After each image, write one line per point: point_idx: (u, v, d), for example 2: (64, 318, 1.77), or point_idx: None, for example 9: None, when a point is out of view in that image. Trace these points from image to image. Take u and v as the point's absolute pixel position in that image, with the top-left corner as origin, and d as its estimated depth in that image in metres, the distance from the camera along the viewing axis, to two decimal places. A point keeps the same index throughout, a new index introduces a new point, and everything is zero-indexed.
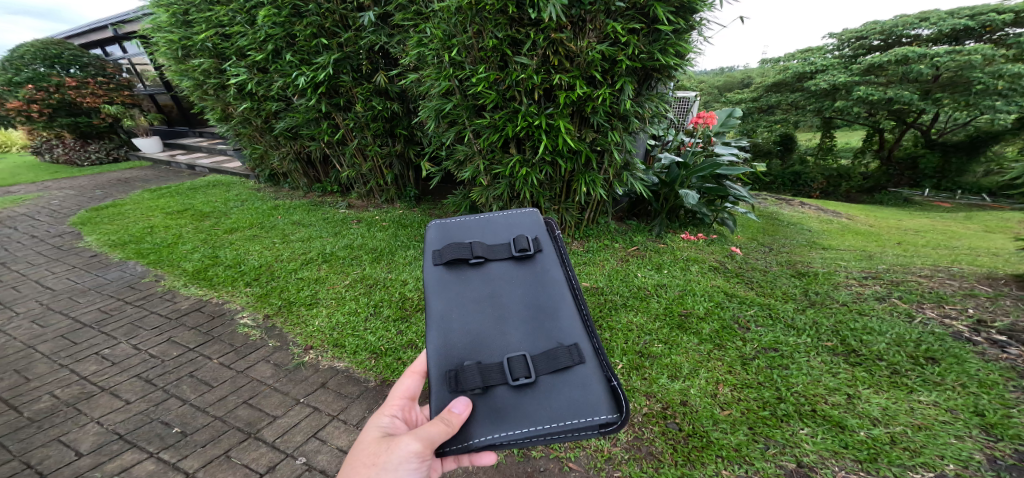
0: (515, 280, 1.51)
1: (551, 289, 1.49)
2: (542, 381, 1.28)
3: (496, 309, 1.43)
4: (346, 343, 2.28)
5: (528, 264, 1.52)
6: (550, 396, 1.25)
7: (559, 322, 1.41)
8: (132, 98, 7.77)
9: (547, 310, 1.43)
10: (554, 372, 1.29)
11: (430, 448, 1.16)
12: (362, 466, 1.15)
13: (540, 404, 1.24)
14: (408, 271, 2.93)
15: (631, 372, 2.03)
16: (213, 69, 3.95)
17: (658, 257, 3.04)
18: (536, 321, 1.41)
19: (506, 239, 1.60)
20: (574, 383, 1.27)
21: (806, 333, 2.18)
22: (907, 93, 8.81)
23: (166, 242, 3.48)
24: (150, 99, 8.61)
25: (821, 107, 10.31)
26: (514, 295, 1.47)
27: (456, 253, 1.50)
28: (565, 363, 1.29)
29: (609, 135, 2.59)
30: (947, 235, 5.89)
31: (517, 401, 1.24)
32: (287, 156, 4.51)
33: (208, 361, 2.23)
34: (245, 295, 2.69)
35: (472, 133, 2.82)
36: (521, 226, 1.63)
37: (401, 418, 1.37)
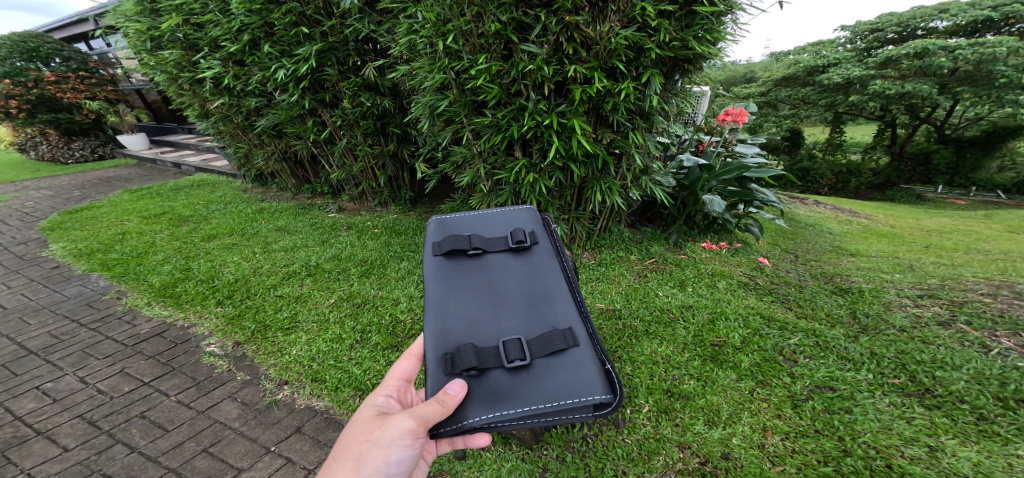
0: (511, 271, 1.53)
1: (544, 278, 1.51)
2: (536, 363, 1.26)
3: (492, 297, 1.45)
4: (327, 377, 1.97)
5: (524, 256, 1.56)
6: (543, 378, 1.23)
7: (552, 309, 1.42)
8: (116, 93, 7.38)
9: (541, 298, 1.45)
10: (547, 354, 1.27)
11: (425, 426, 1.13)
12: (354, 441, 1.10)
13: (533, 385, 1.22)
14: (400, 288, 2.61)
15: (660, 417, 1.72)
16: (186, 62, 3.63)
17: (680, 271, 2.72)
18: (530, 308, 1.42)
19: (502, 234, 1.64)
20: (568, 365, 1.25)
21: (865, 368, 1.88)
22: (925, 87, 8.40)
23: (136, 250, 3.16)
24: (138, 94, 8.23)
25: (833, 101, 9.91)
26: (510, 284, 1.49)
27: (455, 245, 1.55)
28: (559, 345, 1.28)
29: (631, 136, 2.27)
30: (972, 237, 5.54)
31: (511, 382, 1.22)
32: (272, 155, 4.18)
33: (166, 398, 1.93)
34: (215, 317, 2.38)
35: (472, 133, 2.50)
36: (518, 222, 1.68)
37: (396, 399, 1.32)
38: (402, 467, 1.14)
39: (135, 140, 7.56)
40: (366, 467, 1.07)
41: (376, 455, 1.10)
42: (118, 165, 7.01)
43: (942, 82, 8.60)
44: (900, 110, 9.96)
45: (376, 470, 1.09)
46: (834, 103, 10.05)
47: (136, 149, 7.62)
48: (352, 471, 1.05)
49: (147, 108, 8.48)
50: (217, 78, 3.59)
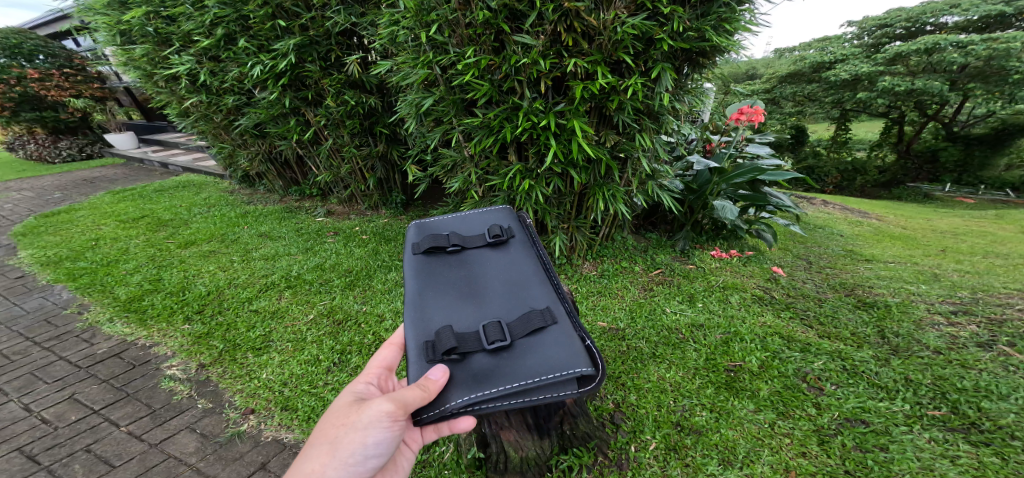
0: (487, 262, 1.34)
1: (522, 265, 1.33)
2: (517, 345, 1.10)
3: (469, 286, 1.27)
4: (299, 406, 1.77)
5: (500, 249, 1.37)
6: (526, 356, 1.07)
7: (530, 292, 1.25)
8: (103, 91, 7.07)
9: (520, 282, 1.27)
10: (529, 334, 1.11)
11: (405, 409, 0.98)
12: (329, 425, 0.99)
13: (516, 365, 1.05)
14: (386, 303, 2.42)
15: (669, 456, 1.52)
16: (161, 57, 3.45)
17: (688, 284, 2.53)
18: (510, 293, 1.25)
19: (480, 230, 1.45)
20: (550, 341, 1.09)
21: (899, 397, 1.67)
22: (936, 84, 8.14)
23: (106, 258, 2.97)
24: (128, 92, 7.95)
25: (839, 98, 9.65)
26: (487, 273, 1.31)
27: (431, 244, 1.36)
28: (538, 323, 1.12)
29: (637, 139, 2.08)
30: (987, 239, 5.30)
31: (493, 364, 1.06)
32: (257, 156, 3.99)
33: (116, 429, 1.74)
34: (181, 335, 2.18)
35: (462, 134, 2.31)
36: (495, 218, 1.50)
37: (377, 386, 1.21)
38: (382, 448, 1.02)
39: (124, 140, 7.36)
40: (340, 452, 0.95)
41: (352, 438, 0.98)
42: (105, 165, 6.81)
43: (953, 78, 8.33)
44: (909, 108, 9.69)
45: (352, 453, 0.98)
46: (841, 100, 9.81)
47: (124, 149, 7.41)
48: (327, 455, 0.94)
49: (137, 105, 8.21)
50: (193, 75, 3.40)
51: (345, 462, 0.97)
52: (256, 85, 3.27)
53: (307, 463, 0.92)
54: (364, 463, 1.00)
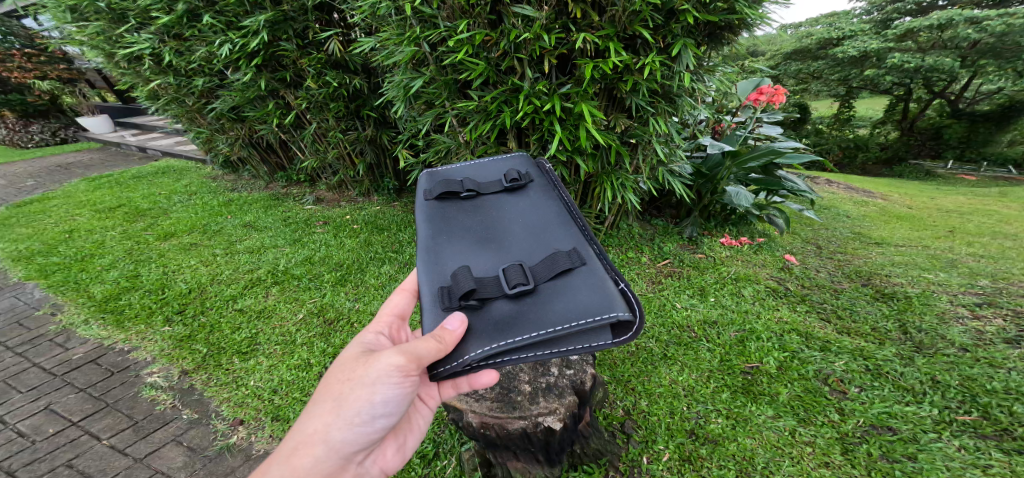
0: (506, 206, 1.25)
1: (543, 208, 1.22)
2: (539, 286, 0.98)
3: (486, 231, 1.18)
4: (291, 416, 1.66)
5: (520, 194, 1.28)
6: (550, 298, 0.95)
7: (552, 233, 1.14)
8: (70, 73, 6.78)
9: (542, 226, 1.17)
10: (551, 274, 0.99)
11: (417, 363, 0.88)
12: (335, 380, 0.93)
13: (540, 306, 0.94)
14: (379, 300, 2.29)
15: (684, 468, 1.42)
16: (119, 35, 3.27)
17: (699, 276, 2.43)
18: (531, 235, 1.14)
19: (498, 178, 1.36)
20: (576, 283, 0.97)
21: (927, 401, 1.55)
22: (949, 61, 7.79)
23: (81, 253, 2.80)
24: (99, 74, 7.62)
25: (846, 75, 9.30)
26: (506, 216, 1.22)
27: (450, 192, 1.29)
28: (562, 263, 1.00)
29: (651, 125, 1.94)
30: (994, 219, 5.16)
31: (515, 309, 0.94)
32: (238, 141, 3.80)
33: (97, 442, 1.62)
34: (162, 338, 2.05)
35: (455, 118, 2.19)
36: (512, 166, 1.41)
37: (388, 336, 1.13)
38: (392, 407, 0.94)
39: (99, 123, 7.14)
40: (346, 411, 0.90)
41: (358, 396, 0.91)
42: (80, 149, 6.50)
43: (964, 54, 8.01)
44: (917, 84, 9.36)
45: (359, 412, 0.92)
46: (848, 77, 9.46)
47: (100, 133, 7.17)
48: (332, 413, 0.89)
49: (108, 86, 7.85)
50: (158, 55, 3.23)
51: (351, 422, 0.92)
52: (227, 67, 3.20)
53: (310, 422, 0.88)
54: (371, 422, 0.94)
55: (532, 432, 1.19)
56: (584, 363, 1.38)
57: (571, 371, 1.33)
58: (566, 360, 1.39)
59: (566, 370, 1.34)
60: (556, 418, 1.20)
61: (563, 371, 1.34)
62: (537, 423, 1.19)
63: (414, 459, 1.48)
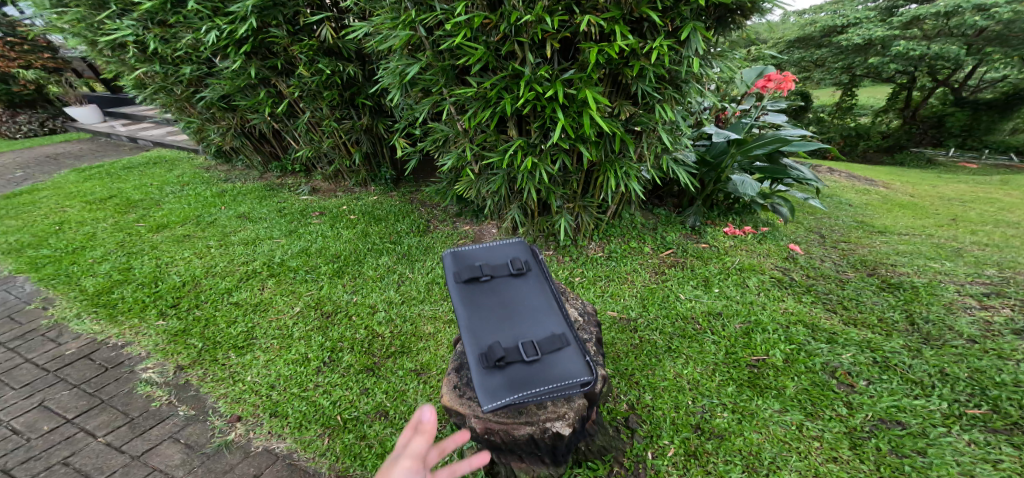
0: (504, 286, 1.21)
1: (537, 286, 1.23)
2: (541, 361, 1.06)
3: (494, 307, 1.16)
4: (290, 412, 1.63)
5: (518, 275, 1.23)
6: (550, 372, 1.04)
7: (546, 309, 1.18)
8: (55, 62, 6.61)
9: (536, 302, 1.20)
10: (550, 352, 1.07)
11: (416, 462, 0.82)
12: None
13: (542, 380, 1.02)
14: (378, 292, 2.26)
15: (689, 463, 1.40)
16: (99, 22, 3.24)
17: (703, 266, 2.39)
18: (529, 311, 1.16)
19: (496, 256, 1.29)
20: (572, 360, 1.07)
21: (935, 394, 1.53)
22: (954, 48, 7.65)
23: (72, 245, 2.74)
24: (86, 62, 7.44)
25: (850, 63, 9.15)
26: (505, 299, 1.18)
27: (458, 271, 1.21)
28: (558, 341, 1.09)
29: (657, 112, 1.89)
30: (997, 207, 5.11)
31: (518, 378, 1.02)
32: (229, 131, 3.72)
33: (92, 440, 1.58)
34: (156, 333, 2.01)
35: (454, 106, 2.13)
36: (507, 243, 1.33)
37: None
38: None
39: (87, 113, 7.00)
40: None
41: None
42: (69, 139, 6.37)
43: (970, 42, 7.86)
44: (921, 72, 9.21)
45: None
46: (851, 65, 9.31)
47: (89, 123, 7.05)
48: None
49: (96, 76, 7.68)
50: (143, 43, 3.19)
51: None
52: (215, 55, 3.14)
53: None
54: None
55: (540, 438, 1.15)
56: (594, 362, 1.29)
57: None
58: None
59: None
60: (565, 423, 1.15)
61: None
62: (545, 428, 1.15)
63: None
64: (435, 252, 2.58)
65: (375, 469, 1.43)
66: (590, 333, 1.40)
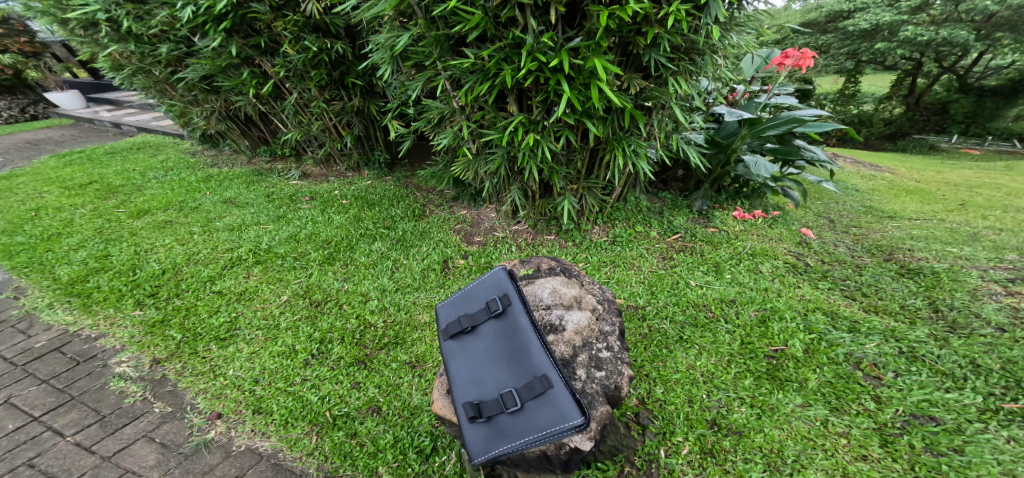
0: (480, 331, 1.07)
1: (513, 320, 1.04)
2: (520, 410, 0.89)
3: (476, 359, 1.02)
4: (274, 408, 1.52)
5: (491, 315, 1.06)
6: (529, 423, 0.86)
7: (523, 347, 0.98)
8: (33, 46, 6.34)
9: (515, 341, 1.00)
10: (528, 399, 0.89)
11: None
12: None
13: (521, 434, 0.86)
14: (370, 280, 2.13)
15: (706, 462, 1.29)
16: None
17: (713, 251, 2.27)
18: (506, 353, 0.99)
19: (477, 301, 1.15)
20: (555, 405, 0.87)
21: (968, 388, 1.43)
22: (963, 33, 7.44)
23: (47, 232, 2.59)
24: (64, 47, 7.15)
25: (855, 49, 8.93)
26: (481, 348, 1.03)
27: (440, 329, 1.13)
28: (535, 382, 0.90)
29: (670, 86, 1.75)
30: (1004, 193, 4.95)
31: (495, 432, 0.89)
32: (214, 114, 3.55)
33: (60, 440, 1.45)
34: (132, 324, 1.88)
35: (449, 81, 1.98)
36: (486, 282, 1.17)
37: None
38: None
39: (69, 98, 6.75)
40: None
41: None
42: (50, 125, 6.14)
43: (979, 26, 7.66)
44: (928, 58, 8.98)
45: None
46: (857, 52, 9.09)
47: (71, 109, 6.80)
48: None
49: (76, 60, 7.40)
50: (115, 20, 3.03)
51: None
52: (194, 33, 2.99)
53: None
54: None
55: (555, 454, 1.01)
56: (617, 361, 1.19)
57: (602, 373, 1.15)
58: (594, 358, 1.19)
59: (595, 372, 1.15)
60: (584, 436, 1.02)
61: (592, 373, 1.15)
62: (561, 443, 1.01)
63: (410, 454, 1.35)
64: (431, 237, 2.45)
65: (367, 469, 1.32)
66: (611, 325, 1.29)
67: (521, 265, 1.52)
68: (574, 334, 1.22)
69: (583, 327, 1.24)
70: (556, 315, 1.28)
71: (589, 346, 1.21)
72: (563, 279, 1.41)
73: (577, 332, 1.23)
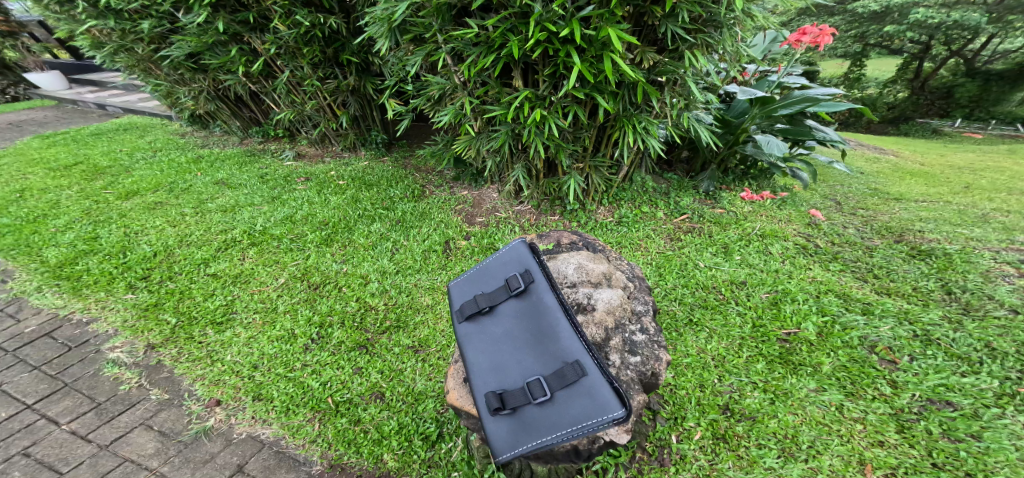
0: (500, 312, 1.02)
1: (537, 299, 0.99)
2: (550, 401, 0.84)
3: (499, 344, 0.97)
4: (275, 395, 1.47)
5: (513, 295, 1.01)
6: (560, 416, 0.81)
7: (551, 331, 0.92)
8: (10, 25, 6.08)
9: (541, 325, 0.94)
10: (558, 388, 0.84)
11: None
12: None
13: (552, 427, 0.81)
14: (370, 262, 2.07)
15: (719, 447, 1.27)
16: None
17: (721, 232, 2.22)
18: (532, 336, 0.94)
19: (495, 279, 1.09)
20: (590, 395, 0.81)
21: (983, 371, 1.41)
22: (976, 15, 7.20)
23: (32, 214, 2.50)
24: (41, 25, 6.83)
25: (863, 31, 8.68)
26: (503, 332, 0.98)
27: (458, 310, 1.07)
28: (566, 370, 0.85)
29: (686, 60, 1.68)
30: (1007, 176, 4.86)
31: (523, 425, 0.84)
32: (202, 93, 3.43)
33: (55, 428, 1.41)
34: (124, 308, 1.82)
35: (450, 55, 1.88)
36: (504, 258, 1.10)
37: None
38: None
39: (50, 79, 6.51)
40: None
41: None
42: (31, 107, 5.93)
43: (992, 9, 7.44)
44: (937, 41, 8.77)
45: None
46: (865, 33, 8.87)
47: (53, 90, 6.57)
48: None
49: (56, 40, 7.14)
50: None
51: None
52: (179, 9, 2.86)
53: None
54: None
55: (587, 448, 0.99)
56: (653, 345, 1.16)
57: (637, 359, 1.13)
58: (628, 341, 1.16)
59: (629, 358, 1.13)
60: (620, 430, 1.01)
61: (627, 358, 1.13)
62: (596, 437, 1.00)
63: (416, 441, 1.32)
64: (431, 218, 2.38)
65: (373, 456, 1.29)
66: (644, 304, 1.27)
67: (541, 239, 1.53)
68: (605, 314, 1.18)
69: (615, 306, 1.20)
70: (583, 294, 1.24)
71: (622, 328, 1.18)
72: (588, 255, 1.37)
73: (609, 312, 1.19)
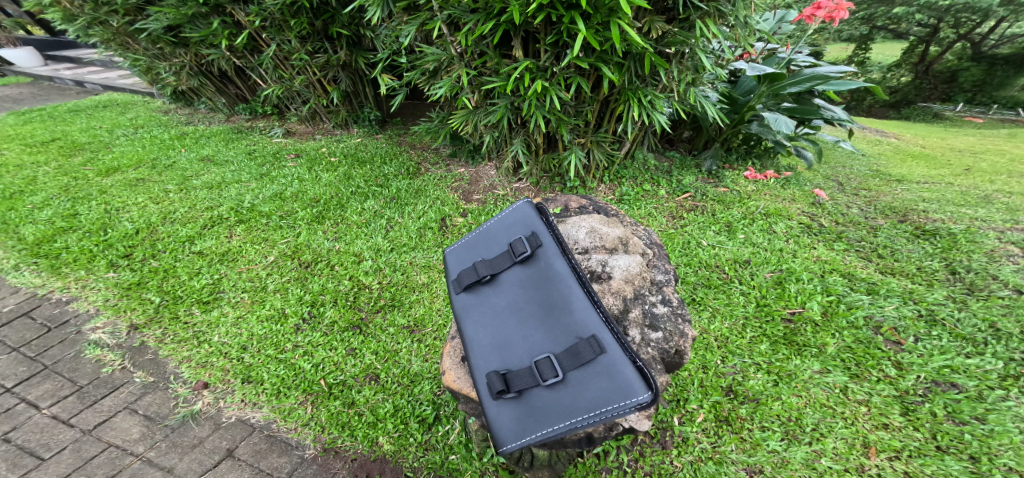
0: (504, 281, 0.96)
1: (545, 265, 0.93)
2: (561, 382, 0.79)
3: (505, 317, 0.91)
4: (265, 377, 1.42)
5: (520, 263, 0.94)
6: (575, 399, 0.77)
7: (563, 304, 0.86)
8: None
9: (552, 297, 0.88)
10: (571, 368, 0.79)
11: None
12: None
13: (565, 411, 0.76)
14: (363, 240, 2.00)
15: (721, 430, 1.24)
16: None
17: (724, 211, 2.17)
18: (541, 309, 0.88)
19: (498, 244, 1.03)
20: (609, 376, 0.76)
21: (988, 352, 1.38)
22: None
23: (7, 190, 2.39)
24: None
25: (871, 12, 8.45)
26: (509, 304, 0.92)
27: (459, 278, 1.01)
28: (581, 347, 0.80)
29: (696, 30, 1.59)
30: (1008, 158, 4.80)
31: (531, 409, 0.79)
32: (184, 68, 3.28)
33: (35, 412, 1.35)
34: (105, 288, 1.75)
35: (446, 23, 1.78)
36: (508, 222, 1.04)
37: None
38: None
39: (24, 56, 6.20)
40: None
41: None
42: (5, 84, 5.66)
43: None
44: (946, 23, 8.55)
45: None
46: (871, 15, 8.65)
47: (29, 67, 6.30)
48: None
49: (30, 16, 6.81)
50: None
51: None
52: None
53: None
54: None
55: (604, 435, 0.96)
56: (676, 319, 1.10)
57: (659, 335, 1.07)
58: (648, 313, 1.11)
59: (650, 334, 1.07)
60: (640, 416, 0.97)
61: (647, 334, 1.07)
62: (615, 425, 0.96)
63: (412, 424, 1.28)
64: (427, 195, 2.30)
65: (367, 439, 1.25)
66: (664, 273, 1.23)
67: (549, 204, 1.48)
68: (623, 284, 1.14)
69: (633, 274, 1.16)
70: (597, 261, 1.19)
71: (642, 299, 1.13)
72: (601, 218, 1.32)
73: (627, 281, 1.14)
